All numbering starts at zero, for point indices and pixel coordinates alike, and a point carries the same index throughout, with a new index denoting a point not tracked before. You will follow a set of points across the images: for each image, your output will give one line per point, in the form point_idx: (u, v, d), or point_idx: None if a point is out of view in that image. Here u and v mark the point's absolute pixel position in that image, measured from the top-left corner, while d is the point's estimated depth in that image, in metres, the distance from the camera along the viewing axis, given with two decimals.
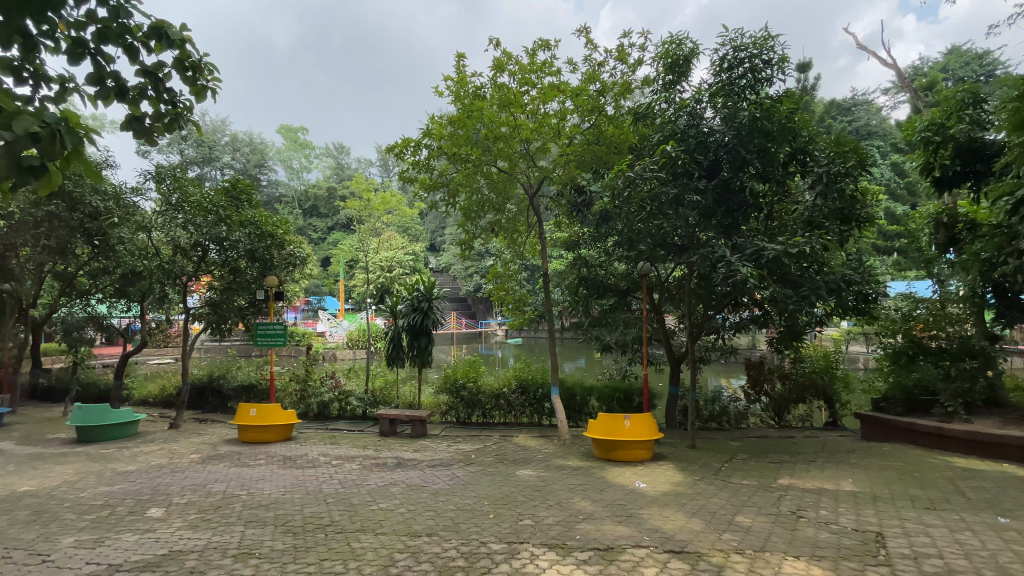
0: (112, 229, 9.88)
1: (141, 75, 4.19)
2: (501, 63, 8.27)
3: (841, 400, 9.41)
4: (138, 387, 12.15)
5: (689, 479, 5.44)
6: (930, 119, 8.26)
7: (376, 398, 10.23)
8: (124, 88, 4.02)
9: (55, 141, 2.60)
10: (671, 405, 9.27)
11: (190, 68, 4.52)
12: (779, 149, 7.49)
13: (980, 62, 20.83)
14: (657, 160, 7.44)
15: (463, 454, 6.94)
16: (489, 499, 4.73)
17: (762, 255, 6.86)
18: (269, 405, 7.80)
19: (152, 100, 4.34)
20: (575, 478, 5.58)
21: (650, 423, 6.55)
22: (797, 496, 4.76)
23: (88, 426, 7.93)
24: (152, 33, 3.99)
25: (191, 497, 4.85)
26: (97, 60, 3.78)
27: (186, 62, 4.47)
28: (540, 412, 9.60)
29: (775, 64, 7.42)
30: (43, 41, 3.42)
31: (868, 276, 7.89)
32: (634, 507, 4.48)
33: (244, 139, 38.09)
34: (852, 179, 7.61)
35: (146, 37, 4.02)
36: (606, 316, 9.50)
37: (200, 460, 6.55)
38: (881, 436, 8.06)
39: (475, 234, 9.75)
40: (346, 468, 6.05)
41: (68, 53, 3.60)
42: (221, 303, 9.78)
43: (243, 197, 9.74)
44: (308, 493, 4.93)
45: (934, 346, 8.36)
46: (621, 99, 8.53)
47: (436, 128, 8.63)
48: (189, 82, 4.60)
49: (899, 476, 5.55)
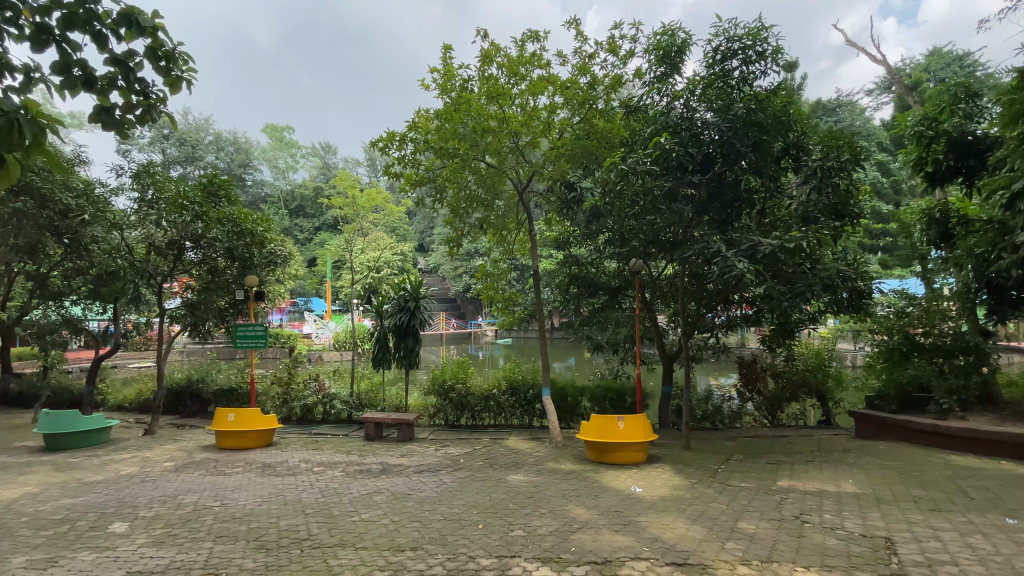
0: (83, 228, 9.54)
1: (110, 64, 3.90)
2: (488, 54, 8.04)
3: (834, 398, 9.29)
4: (113, 392, 11.72)
5: (688, 483, 5.23)
6: (922, 113, 8.11)
7: (361, 401, 9.91)
8: (93, 77, 3.74)
9: (13, 132, 2.35)
10: (664, 405, 9.05)
11: (163, 58, 4.24)
12: (772, 142, 7.29)
13: (960, 63, 21.04)
14: (651, 153, 7.17)
15: (451, 458, 6.69)
16: (478, 508, 4.49)
17: (758, 250, 6.61)
18: (248, 410, 7.48)
19: (122, 91, 4.05)
20: (569, 483, 5.34)
21: (644, 424, 6.35)
22: (799, 499, 4.57)
23: (56, 434, 7.56)
24: (122, 20, 3.70)
25: (160, 510, 4.55)
26: (63, 48, 3.51)
27: (159, 51, 4.20)
28: (531, 414, 9.37)
29: (769, 56, 7.19)
30: (6, 28, 3.15)
31: (863, 272, 7.76)
32: (630, 514, 4.26)
33: (228, 139, 37.53)
34: (846, 174, 7.48)
35: (116, 25, 3.72)
36: (597, 315, 9.37)
37: (173, 469, 6.22)
38: (876, 434, 7.91)
39: (463, 232, 9.46)
40: (328, 476, 5.77)
41: (32, 40, 3.31)
42: (199, 304, 9.41)
43: (221, 193, 9.31)
44: (286, 503, 4.64)
45: (928, 343, 8.20)
46: (612, 93, 8.30)
47: (422, 122, 8.41)
48: (161, 72, 4.30)
49: (900, 476, 5.39)
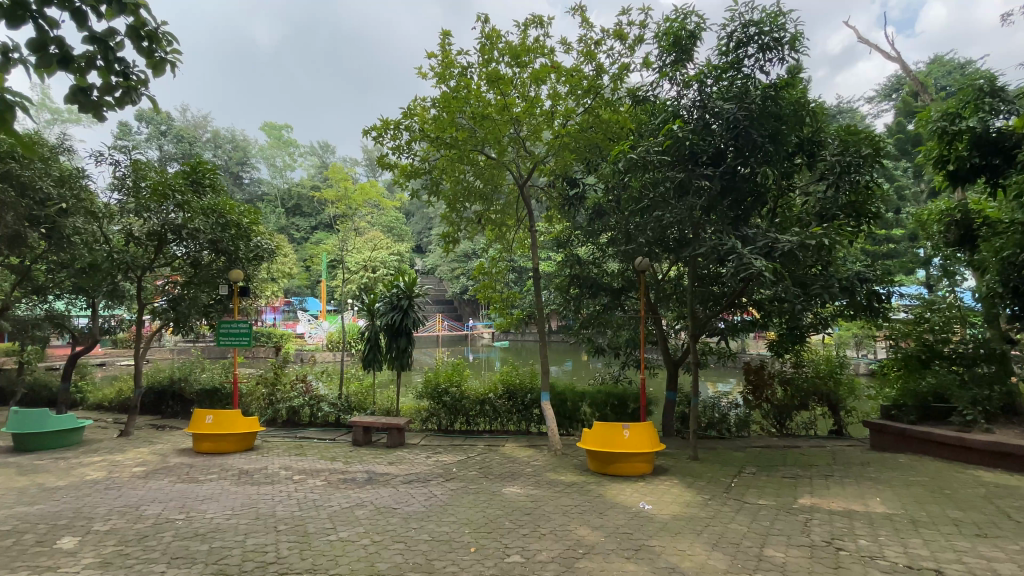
0: (62, 218, 8.89)
1: (88, 42, 3.55)
2: (489, 39, 7.63)
3: (846, 407, 8.85)
4: (93, 392, 11.26)
5: (700, 499, 4.79)
6: (944, 109, 7.69)
7: (350, 404, 9.42)
8: (70, 56, 3.41)
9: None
10: (668, 412, 8.59)
11: (145, 37, 3.90)
12: (789, 135, 6.87)
13: (962, 70, 20.69)
14: (661, 142, 6.74)
15: (443, 467, 6.24)
16: (470, 526, 4.05)
17: (776, 248, 6.08)
18: (228, 412, 7.05)
19: (100, 71, 3.69)
20: (570, 498, 4.89)
21: (651, 434, 5.91)
22: (826, 520, 4.14)
23: (23, 433, 7.09)
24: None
25: (116, 523, 4.09)
26: (38, 24, 3.19)
27: (141, 30, 3.86)
28: (528, 419, 8.94)
29: (787, 44, 6.78)
30: None
31: (881, 274, 7.36)
32: (641, 536, 3.82)
33: (225, 138, 38.03)
34: (867, 170, 7.01)
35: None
36: (598, 318, 8.90)
37: (142, 475, 5.76)
38: (893, 446, 7.43)
39: (459, 226, 9.00)
40: (308, 485, 5.31)
41: (5, 15, 2.98)
42: (180, 299, 9.05)
43: (205, 181, 8.89)
44: (257, 518, 4.19)
45: (948, 351, 7.80)
46: (618, 82, 7.85)
47: (419, 111, 7.97)
48: (143, 53, 3.96)
49: (932, 494, 4.96)
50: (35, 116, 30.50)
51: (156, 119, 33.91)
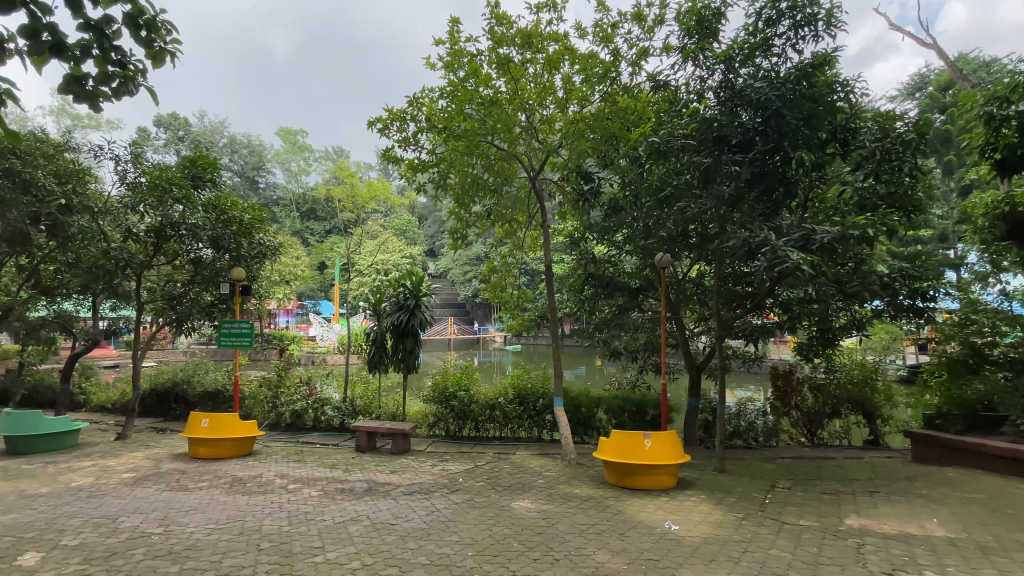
0: (64, 216, 8.57)
1: (83, 29, 3.19)
2: (500, 23, 7.23)
3: (883, 415, 8.25)
4: (97, 393, 11.04)
5: (732, 519, 4.31)
6: (992, 92, 7.03)
7: (355, 408, 9.05)
8: (64, 44, 3.03)
9: None
10: (691, 419, 8.09)
11: (144, 26, 3.54)
12: (825, 118, 6.35)
13: (989, 67, 19.84)
14: (685, 125, 6.28)
15: (448, 477, 5.83)
16: (474, 548, 3.62)
17: (812, 240, 5.57)
18: (224, 416, 6.68)
19: (97, 60, 3.33)
20: (587, 515, 4.44)
21: (675, 444, 5.43)
22: (881, 547, 3.64)
23: (13, 437, 6.80)
24: None
25: (88, 537, 3.73)
26: (31, 9, 2.84)
27: (140, 18, 3.51)
28: (541, 426, 8.48)
29: (821, 20, 6.29)
30: None
31: (925, 271, 6.80)
32: (669, 563, 3.37)
33: (243, 142, 39.10)
34: (910, 158, 6.49)
35: None
36: (614, 319, 8.37)
37: (130, 482, 5.43)
38: (938, 459, 6.84)
39: (468, 223, 8.62)
40: (302, 496, 4.92)
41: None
42: (181, 298, 8.83)
43: (205, 176, 8.59)
44: (241, 533, 3.81)
45: (997, 354, 7.23)
46: (638, 68, 7.41)
47: (428, 102, 7.62)
48: (140, 43, 3.61)
49: (995, 515, 4.41)
50: (55, 120, 30.82)
51: (174, 125, 34.20)
